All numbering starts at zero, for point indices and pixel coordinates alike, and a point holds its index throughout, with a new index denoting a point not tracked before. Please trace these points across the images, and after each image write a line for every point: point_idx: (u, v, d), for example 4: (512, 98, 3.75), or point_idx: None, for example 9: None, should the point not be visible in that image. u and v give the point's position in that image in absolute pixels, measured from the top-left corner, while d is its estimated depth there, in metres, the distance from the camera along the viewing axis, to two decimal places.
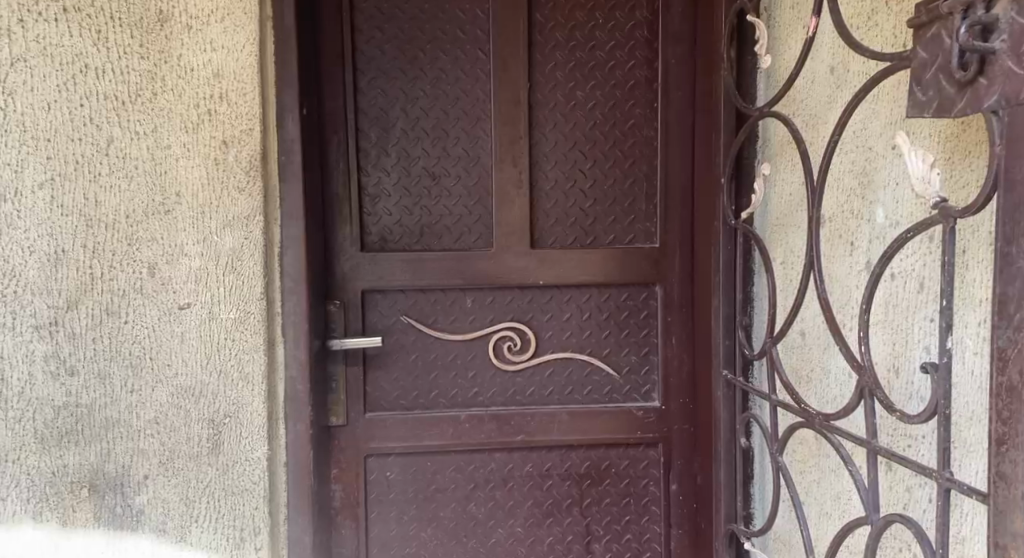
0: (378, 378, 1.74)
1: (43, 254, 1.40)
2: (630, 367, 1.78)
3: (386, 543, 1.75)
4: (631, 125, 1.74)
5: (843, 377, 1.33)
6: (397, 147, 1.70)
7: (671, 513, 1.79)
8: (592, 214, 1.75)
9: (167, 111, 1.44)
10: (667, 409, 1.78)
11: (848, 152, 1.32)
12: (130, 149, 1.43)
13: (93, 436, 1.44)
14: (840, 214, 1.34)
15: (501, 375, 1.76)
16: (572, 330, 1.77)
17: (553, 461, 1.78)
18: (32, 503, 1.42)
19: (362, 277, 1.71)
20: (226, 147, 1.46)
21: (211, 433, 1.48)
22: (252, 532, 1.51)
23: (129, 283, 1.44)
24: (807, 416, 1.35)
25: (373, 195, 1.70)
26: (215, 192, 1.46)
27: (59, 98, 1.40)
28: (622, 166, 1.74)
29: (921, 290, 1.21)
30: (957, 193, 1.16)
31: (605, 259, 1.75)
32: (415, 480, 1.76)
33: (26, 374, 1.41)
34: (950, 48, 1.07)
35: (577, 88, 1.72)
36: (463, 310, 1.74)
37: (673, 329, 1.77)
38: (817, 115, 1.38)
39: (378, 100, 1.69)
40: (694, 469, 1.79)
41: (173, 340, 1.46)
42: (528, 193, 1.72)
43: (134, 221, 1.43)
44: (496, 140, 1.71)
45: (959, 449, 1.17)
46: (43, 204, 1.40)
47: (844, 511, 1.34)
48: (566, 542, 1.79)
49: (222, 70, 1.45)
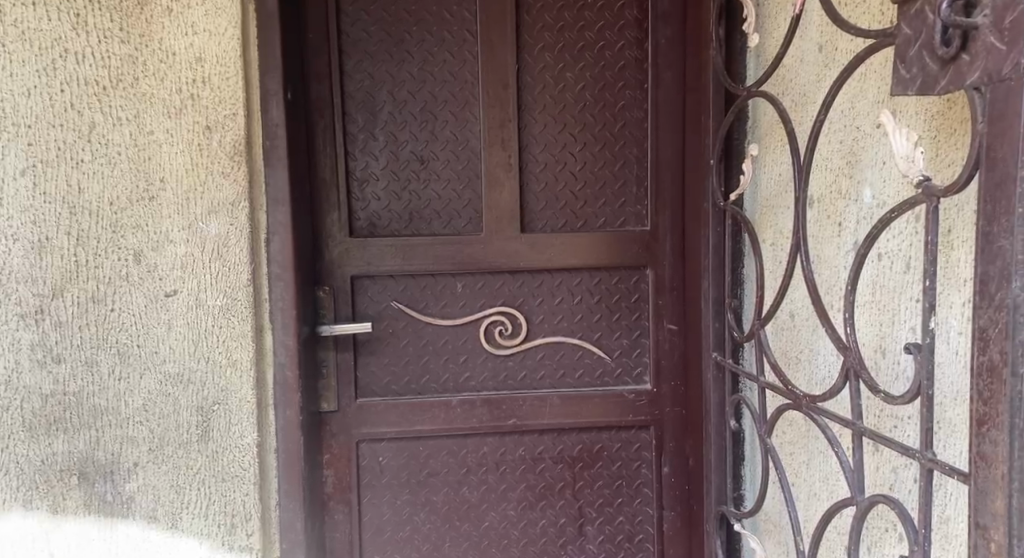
0: (369, 363, 1.73)
1: (27, 242, 1.39)
2: (621, 350, 1.78)
3: (380, 528, 1.75)
4: (620, 107, 1.72)
5: (832, 359, 1.32)
6: (385, 131, 1.69)
7: (664, 495, 1.80)
8: (583, 197, 1.74)
9: (148, 97, 1.42)
10: (659, 392, 1.78)
11: (837, 131, 1.31)
12: (112, 134, 1.41)
13: (81, 424, 1.43)
14: (828, 193, 1.33)
15: (493, 359, 1.76)
16: (563, 313, 1.76)
17: (545, 445, 1.78)
18: (23, 491, 1.42)
19: (352, 263, 1.70)
20: (210, 132, 1.45)
21: (200, 420, 1.48)
22: (243, 519, 1.50)
23: (115, 270, 1.43)
24: (795, 398, 1.35)
25: (361, 179, 1.69)
26: (199, 178, 1.45)
27: (40, 84, 1.38)
28: (613, 149, 1.73)
29: (908, 269, 1.20)
30: (943, 170, 1.14)
31: (595, 242, 1.74)
32: (407, 465, 1.76)
33: (13, 362, 1.40)
34: (934, 23, 1.06)
35: (567, 69, 1.71)
36: (453, 295, 1.74)
37: (664, 313, 1.76)
38: (805, 94, 1.37)
39: (365, 83, 1.67)
40: (685, 451, 1.79)
41: (160, 327, 1.45)
42: (517, 177, 1.71)
43: (118, 208, 1.42)
44: (484, 123, 1.69)
45: (945, 430, 1.16)
46: (26, 192, 1.39)
47: (832, 492, 1.34)
48: (559, 525, 1.79)
49: (204, 55, 1.44)
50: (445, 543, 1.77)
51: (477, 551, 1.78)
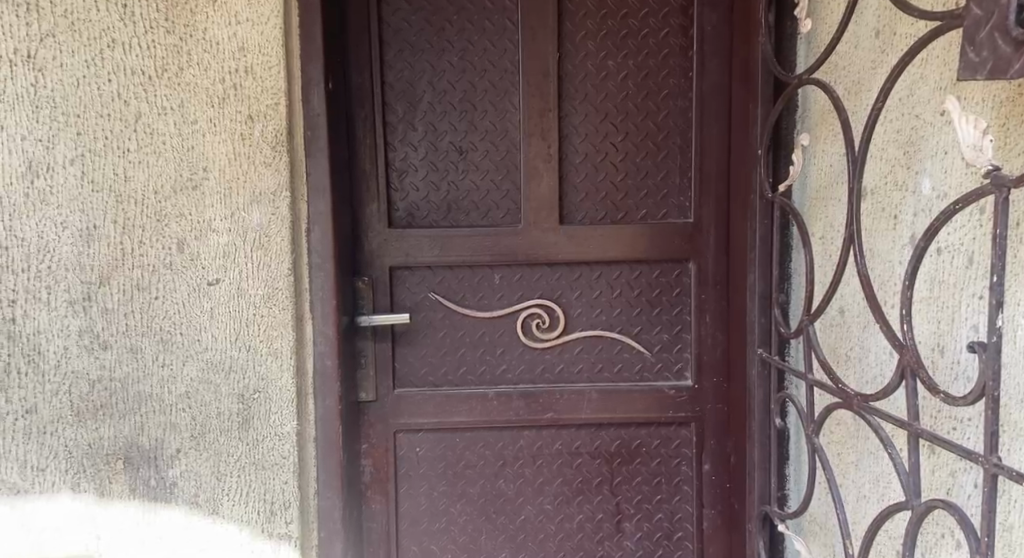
0: (406, 355, 1.72)
1: (75, 229, 1.40)
2: (662, 345, 1.74)
3: (416, 519, 1.75)
4: (664, 96, 1.68)
5: (884, 356, 1.28)
6: (425, 121, 1.67)
7: (704, 493, 1.76)
8: (624, 188, 1.70)
9: (192, 87, 1.42)
10: (700, 388, 1.74)
11: (894, 119, 1.26)
12: (158, 124, 1.42)
13: (126, 410, 1.44)
14: (883, 185, 1.28)
15: (530, 352, 1.74)
16: (602, 307, 1.73)
17: (582, 439, 1.75)
18: (71, 474, 1.43)
19: (390, 253, 1.69)
20: (252, 122, 1.44)
21: (241, 408, 1.47)
22: (283, 506, 1.50)
23: (159, 259, 1.43)
24: (846, 396, 1.31)
25: (400, 170, 1.68)
26: (242, 167, 1.44)
27: (88, 74, 1.39)
28: (655, 139, 1.69)
29: (970, 265, 1.15)
30: (1013, 160, 1.09)
31: (636, 235, 1.71)
32: (444, 456, 1.74)
33: (61, 348, 1.41)
34: (1008, 3, 1.01)
35: (609, 57, 1.67)
36: (491, 287, 1.72)
37: (707, 308, 1.72)
38: (860, 81, 1.32)
39: (405, 73, 1.65)
40: (727, 449, 1.75)
41: (203, 315, 1.45)
42: (557, 167, 1.68)
43: (163, 196, 1.42)
44: (525, 112, 1.67)
45: (1009, 433, 1.11)
46: (75, 179, 1.39)
47: (883, 494, 1.29)
48: (596, 520, 1.76)
49: (247, 44, 1.43)
50: (481, 535, 1.76)
51: (514, 545, 1.77)
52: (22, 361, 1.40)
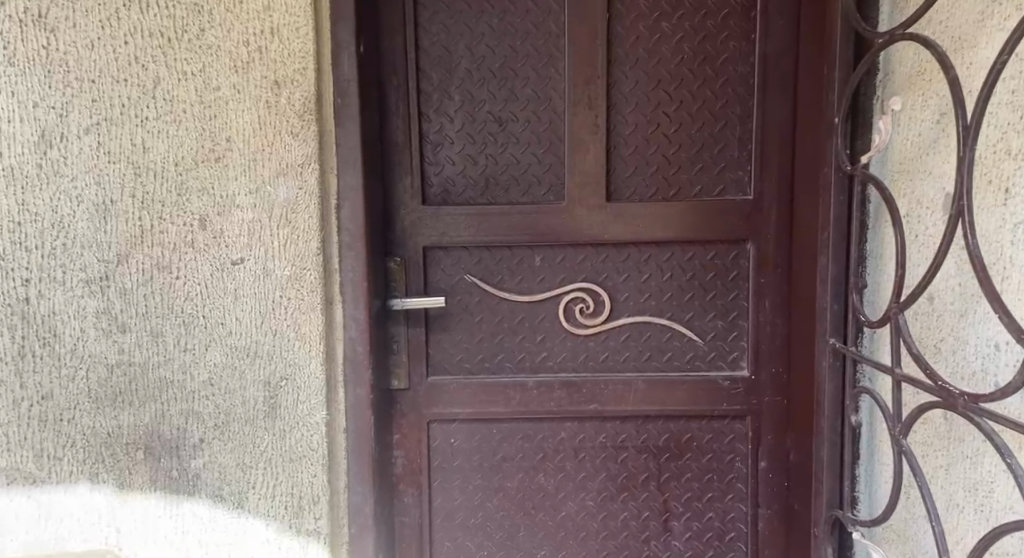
0: (441, 340, 1.61)
1: (91, 204, 1.30)
2: (715, 333, 1.61)
3: (450, 514, 1.64)
4: (723, 61, 1.54)
5: (990, 350, 1.15)
6: (461, 89, 1.54)
7: (760, 492, 1.63)
8: (677, 162, 1.57)
9: (214, 50, 1.31)
10: (757, 379, 1.61)
11: (1009, 79, 1.12)
12: (179, 92, 1.30)
13: (147, 397, 1.34)
14: (991, 154, 1.15)
15: (573, 339, 1.62)
16: (651, 291, 1.60)
17: (628, 432, 1.63)
18: (89, 464, 1.34)
19: (423, 232, 1.57)
20: (279, 88, 1.32)
21: (267, 396, 1.37)
22: (311, 501, 1.39)
23: (180, 236, 1.32)
24: (949, 397, 1.16)
25: (435, 142, 1.56)
26: (268, 137, 1.33)
27: (102, 36, 1.28)
28: (712, 108, 1.55)
29: None
30: None
31: (690, 213, 1.57)
32: (480, 449, 1.63)
33: (78, 330, 1.31)
34: None
35: (663, 19, 1.53)
36: (531, 269, 1.59)
37: (766, 292, 1.59)
38: (963, 38, 1.18)
39: (441, 37, 1.53)
40: (786, 445, 1.62)
41: (226, 297, 1.34)
42: (605, 138, 1.55)
43: (184, 168, 1.31)
44: (570, 80, 1.54)
45: None
46: (90, 150, 1.29)
47: (983, 505, 1.17)
48: (642, 519, 1.65)
49: (273, 2, 1.31)
50: (519, 532, 1.65)
51: (554, 543, 1.65)
52: (37, 344, 1.31)
